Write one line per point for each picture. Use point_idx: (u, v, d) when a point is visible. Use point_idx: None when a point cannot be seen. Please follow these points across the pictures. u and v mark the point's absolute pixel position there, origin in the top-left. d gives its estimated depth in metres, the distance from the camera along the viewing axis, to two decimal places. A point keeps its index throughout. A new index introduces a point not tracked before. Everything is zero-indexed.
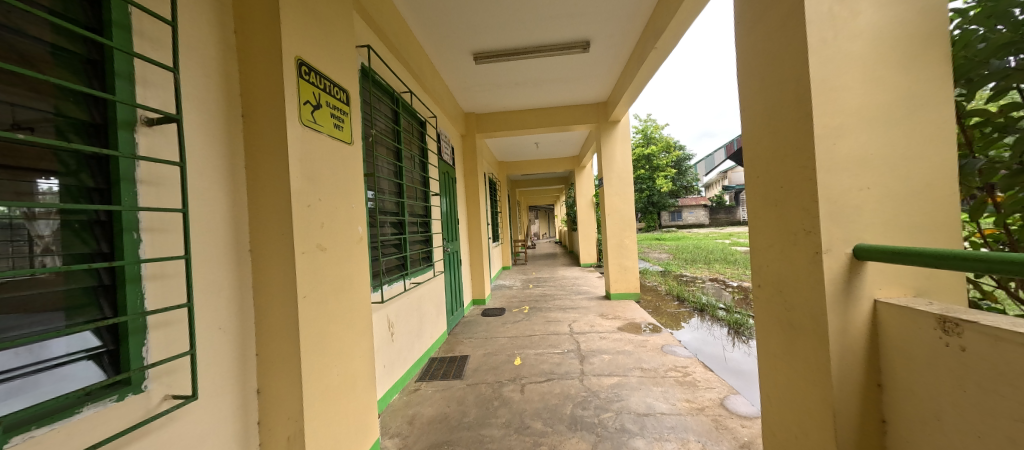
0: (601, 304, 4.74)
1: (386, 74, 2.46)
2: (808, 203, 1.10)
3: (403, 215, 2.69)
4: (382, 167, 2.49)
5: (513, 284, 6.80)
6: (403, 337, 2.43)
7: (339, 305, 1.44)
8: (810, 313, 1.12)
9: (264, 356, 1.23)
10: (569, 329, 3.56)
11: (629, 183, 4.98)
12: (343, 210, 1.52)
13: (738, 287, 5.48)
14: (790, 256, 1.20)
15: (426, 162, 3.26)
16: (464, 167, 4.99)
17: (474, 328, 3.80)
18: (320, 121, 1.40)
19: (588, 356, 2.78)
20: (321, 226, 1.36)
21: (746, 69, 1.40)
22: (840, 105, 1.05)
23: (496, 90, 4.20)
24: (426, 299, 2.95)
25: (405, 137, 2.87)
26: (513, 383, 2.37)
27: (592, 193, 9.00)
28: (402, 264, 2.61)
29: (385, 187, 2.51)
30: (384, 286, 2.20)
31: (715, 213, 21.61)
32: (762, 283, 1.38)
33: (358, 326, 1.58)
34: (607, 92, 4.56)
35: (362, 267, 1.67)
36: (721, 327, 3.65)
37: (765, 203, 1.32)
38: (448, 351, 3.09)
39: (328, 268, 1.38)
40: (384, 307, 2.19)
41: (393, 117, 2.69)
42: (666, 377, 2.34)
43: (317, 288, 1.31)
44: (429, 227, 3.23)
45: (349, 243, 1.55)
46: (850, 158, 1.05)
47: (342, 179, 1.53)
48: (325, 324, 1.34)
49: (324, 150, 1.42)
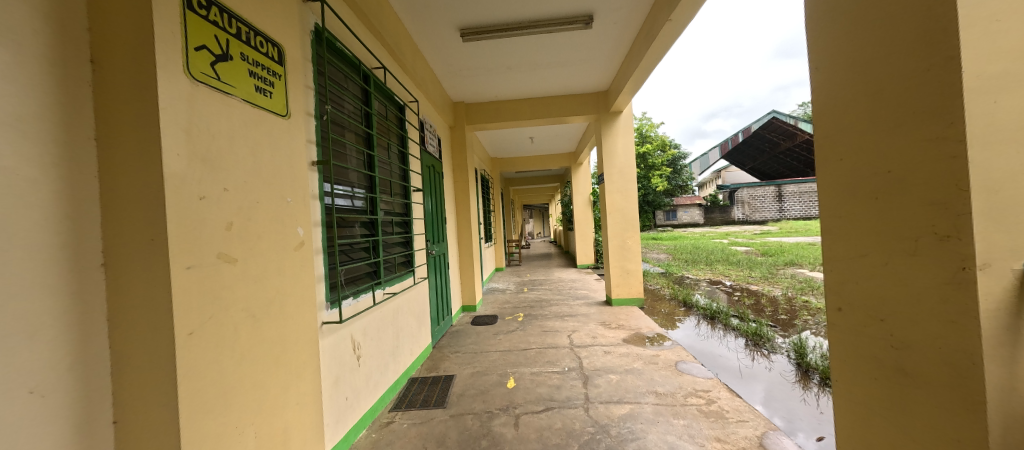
0: (602, 311, 4.37)
1: (351, 42, 2.05)
2: (962, 191, 0.71)
3: (376, 213, 2.27)
4: (349, 156, 2.07)
5: (507, 287, 6.39)
6: (371, 360, 2.01)
7: (259, 341, 1.02)
8: (961, 360, 0.74)
9: (127, 429, 0.80)
10: (569, 341, 3.18)
11: (630, 179, 4.63)
12: (269, 208, 1.10)
13: (745, 290, 5.17)
14: (916, 273, 0.81)
15: (406, 152, 2.85)
16: (453, 161, 4.60)
17: (462, 340, 3.39)
18: (229, 79, 0.98)
19: (592, 377, 2.40)
20: (228, 227, 0.93)
21: (819, 18, 1.04)
22: (1004, 44, 0.69)
23: (487, 74, 3.81)
24: (404, 310, 2.55)
25: (379, 122, 2.44)
26: (505, 414, 1.98)
27: (589, 191, 8.65)
28: (373, 272, 2.19)
29: (352, 179, 2.08)
30: (346, 301, 1.77)
31: (710, 212, 21.50)
32: (842, 305, 1.04)
33: (294, 364, 1.17)
34: (608, 78, 4.20)
35: (303, 283, 1.25)
36: (736, 337, 3.30)
37: (850, 198, 0.98)
38: (432, 370, 2.68)
39: (240, 289, 0.96)
40: (347, 327, 1.76)
41: (363, 97, 2.26)
42: (686, 405, 1.98)
43: (219, 319, 0.89)
44: (410, 228, 2.83)
45: (279, 251, 1.13)
46: (1022, 125, 0.69)
47: (268, 165, 1.11)
48: (233, 371, 0.92)
49: (240, 121, 1.01)
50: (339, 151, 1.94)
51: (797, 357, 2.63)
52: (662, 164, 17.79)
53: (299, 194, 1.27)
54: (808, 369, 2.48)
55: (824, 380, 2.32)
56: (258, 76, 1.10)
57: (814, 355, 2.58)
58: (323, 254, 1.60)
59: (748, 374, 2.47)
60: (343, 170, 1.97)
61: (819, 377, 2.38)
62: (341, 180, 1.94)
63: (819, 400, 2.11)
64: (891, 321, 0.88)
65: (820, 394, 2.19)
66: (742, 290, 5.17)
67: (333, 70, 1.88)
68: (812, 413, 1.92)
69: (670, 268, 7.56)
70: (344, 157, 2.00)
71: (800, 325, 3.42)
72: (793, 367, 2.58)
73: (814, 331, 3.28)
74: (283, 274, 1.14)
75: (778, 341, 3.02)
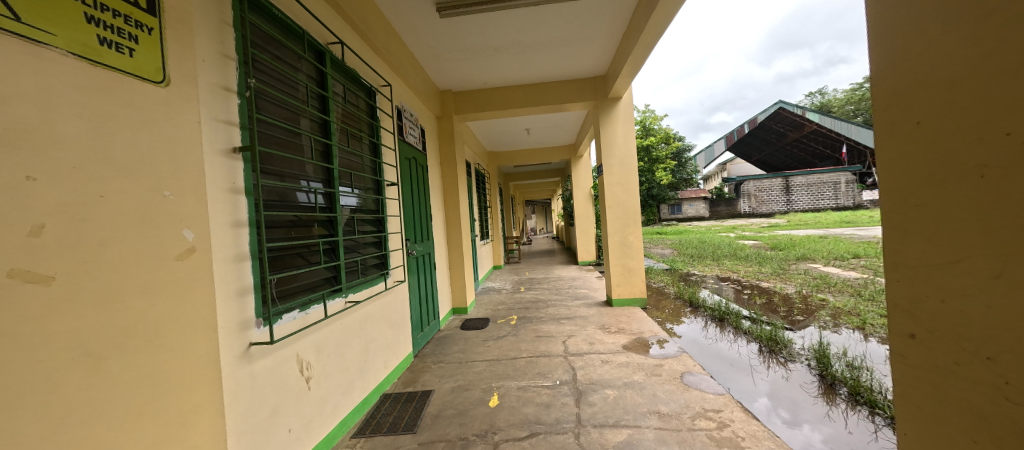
0: (602, 312, 4.07)
1: (298, 11, 1.75)
2: None
3: (337, 210, 1.98)
4: (301, 145, 1.78)
5: (504, 286, 6.10)
6: (329, 380, 1.73)
7: (98, 390, 0.73)
8: None
9: None
10: (563, 348, 2.89)
11: (631, 170, 4.29)
12: (125, 205, 0.81)
13: (756, 288, 4.82)
14: None
15: (378, 143, 2.56)
16: (440, 154, 4.30)
17: (448, 347, 3.12)
18: (44, 21, 0.70)
19: (586, 392, 2.11)
20: (33, 232, 0.65)
21: None
22: None
23: (472, 57, 3.49)
24: (375, 319, 2.27)
25: (340, 108, 2.15)
26: (482, 442, 1.70)
27: (589, 184, 8.30)
28: (334, 278, 1.91)
29: (306, 171, 1.80)
30: (287, 315, 1.48)
31: (716, 205, 20.96)
32: (922, 332, 0.73)
33: (167, 414, 0.88)
34: (606, 59, 3.86)
35: (191, 304, 0.96)
36: (749, 342, 2.98)
37: (941, 180, 0.67)
38: (409, 384, 2.41)
39: (58, 322, 0.67)
40: (289, 345, 1.48)
41: (319, 78, 1.97)
42: (694, 430, 1.68)
43: (5, 370, 0.60)
44: (383, 226, 2.55)
45: (143, 263, 0.84)
46: None
47: (122, 146, 0.82)
48: (35, 444, 0.63)
49: (65, 83, 0.72)
50: (285, 137, 1.65)
51: (819, 367, 2.29)
52: (665, 157, 17.27)
53: (187, 187, 0.98)
54: (832, 381, 2.14)
55: (852, 395, 1.98)
56: (110, 24, 0.82)
57: (839, 364, 2.25)
58: (252, 261, 1.31)
59: (762, 387, 2.16)
60: (291, 160, 1.68)
61: (846, 390, 2.05)
62: (287, 171, 1.65)
63: (849, 420, 1.79)
64: (1016, 365, 0.57)
65: (849, 412, 1.87)
66: (752, 288, 4.82)
67: (270, 41, 1.59)
68: (843, 441, 1.60)
69: (675, 264, 7.22)
70: (292, 145, 1.71)
71: (817, 326, 3.10)
72: (815, 378, 2.24)
73: (836, 332, 2.94)
74: (151, 294, 0.85)
75: (797, 347, 2.67)
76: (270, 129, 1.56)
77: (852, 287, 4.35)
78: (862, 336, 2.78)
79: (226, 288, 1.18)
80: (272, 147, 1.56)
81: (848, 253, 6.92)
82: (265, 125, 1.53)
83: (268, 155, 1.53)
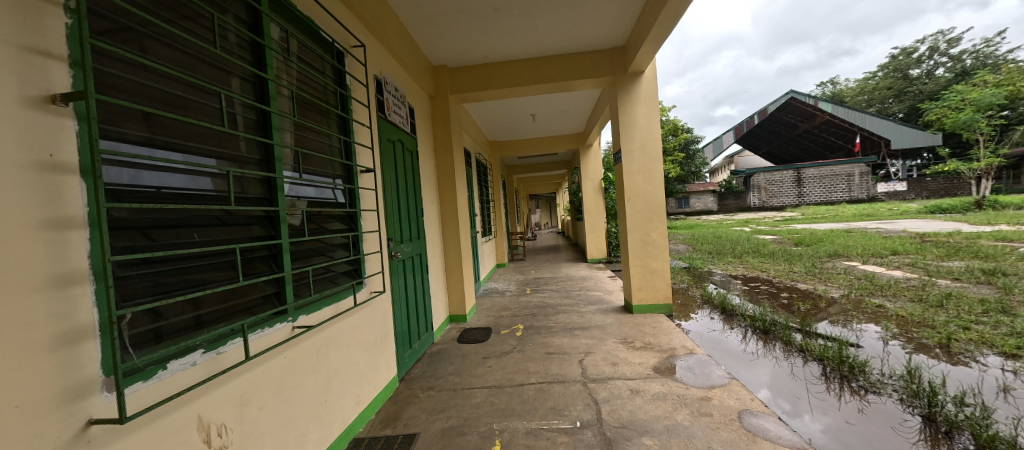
0: (620, 320, 3.56)
1: None
2: None
3: (280, 202, 1.46)
4: (223, 111, 1.26)
5: (507, 287, 5.60)
6: (264, 441, 1.22)
7: None
8: None
9: None
10: (581, 371, 2.39)
11: (654, 157, 3.72)
12: None
13: (792, 290, 4.29)
14: None
15: (349, 118, 2.04)
16: (434, 139, 3.77)
17: (442, 367, 2.62)
18: None
19: (616, 443, 1.60)
20: None
21: None
22: None
23: (470, 22, 2.93)
24: (342, 343, 1.76)
25: (291, 67, 1.62)
26: None
27: (598, 176, 7.76)
28: (276, 295, 1.40)
29: (232, 147, 1.27)
30: (180, 359, 0.97)
31: (725, 198, 20.32)
32: None
33: None
34: (628, 27, 3.28)
35: None
36: (806, 361, 2.46)
37: None
38: (389, 422, 1.91)
39: None
40: (185, 404, 0.97)
41: (252, 21, 1.42)
42: None
43: None
44: (357, 223, 2.03)
45: None
46: None
47: None
48: None
49: None
50: (196, 98, 1.13)
51: (922, 406, 1.77)
52: (673, 149, 16.60)
53: None
54: (948, 429, 1.61)
55: None
56: None
57: (952, 403, 1.74)
58: (96, 285, 0.81)
59: (806, 408, 1.86)
60: (206, 131, 1.16)
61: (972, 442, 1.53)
62: (198, 147, 1.13)
63: None
64: None
65: None
66: (787, 290, 4.31)
67: None
68: (843, 428, 1.67)
69: (694, 261, 6.67)
70: (206, 110, 1.19)
71: (830, 319, 3.16)
72: (914, 419, 1.74)
73: (845, 325, 3.01)
74: None
75: (875, 372, 2.13)
76: (167, 84, 1.04)
77: (909, 290, 3.79)
78: (875, 333, 2.78)
79: (31, 334, 0.67)
80: (169, 111, 1.05)
81: (883, 249, 6.36)
82: (154, 77, 1.00)
83: (162, 121, 1.01)
